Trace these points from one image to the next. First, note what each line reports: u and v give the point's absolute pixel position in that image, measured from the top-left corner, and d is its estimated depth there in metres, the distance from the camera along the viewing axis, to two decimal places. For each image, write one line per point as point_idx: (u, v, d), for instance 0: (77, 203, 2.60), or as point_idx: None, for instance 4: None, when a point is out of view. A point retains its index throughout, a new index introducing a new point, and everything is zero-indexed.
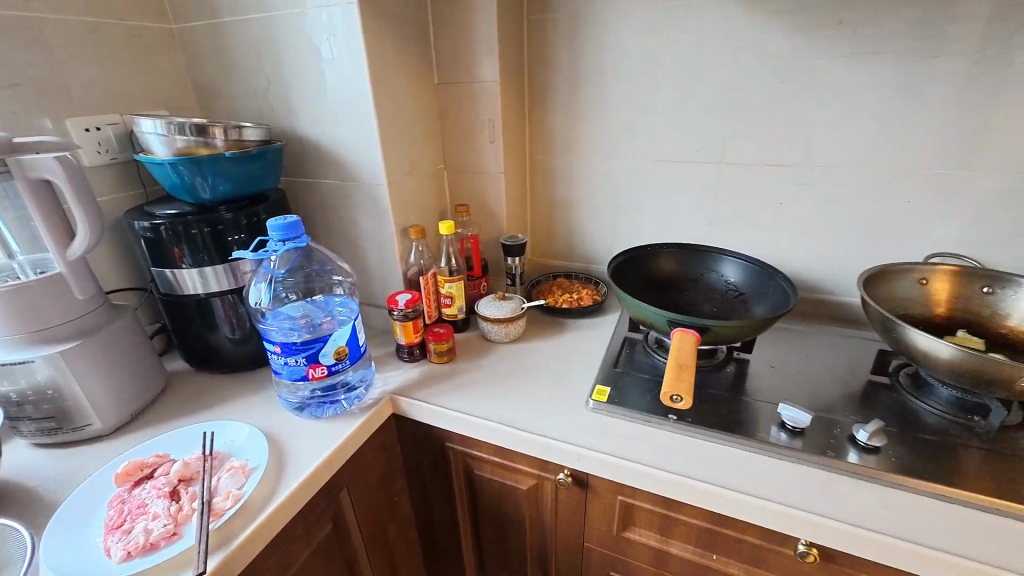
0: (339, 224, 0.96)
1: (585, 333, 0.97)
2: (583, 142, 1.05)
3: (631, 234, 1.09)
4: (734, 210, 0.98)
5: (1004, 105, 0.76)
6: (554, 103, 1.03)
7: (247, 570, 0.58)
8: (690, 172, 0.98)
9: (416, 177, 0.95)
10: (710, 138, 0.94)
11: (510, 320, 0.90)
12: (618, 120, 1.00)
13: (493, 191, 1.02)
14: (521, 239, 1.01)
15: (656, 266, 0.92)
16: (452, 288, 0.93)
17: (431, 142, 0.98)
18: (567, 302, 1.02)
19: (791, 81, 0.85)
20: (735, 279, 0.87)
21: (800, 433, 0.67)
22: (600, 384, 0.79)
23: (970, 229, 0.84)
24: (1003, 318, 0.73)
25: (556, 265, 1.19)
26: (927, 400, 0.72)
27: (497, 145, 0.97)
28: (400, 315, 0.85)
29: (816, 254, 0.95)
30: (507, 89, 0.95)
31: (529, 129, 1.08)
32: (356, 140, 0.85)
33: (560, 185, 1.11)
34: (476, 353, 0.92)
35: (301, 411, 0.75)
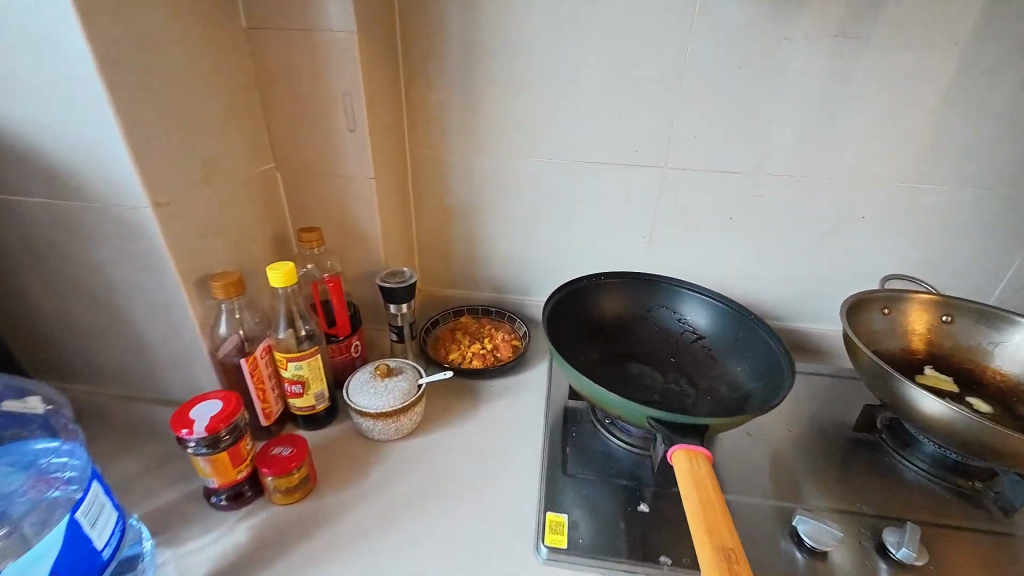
0: (65, 276, 0.52)
1: (510, 403, 0.70)
2: (486, 133, 0.75)
3: (553, 256, 0.84)
4: (678, 226, 0.79)
5: (969, 110, 0.66)
6: (443, 75, 0.72)
7: None
8: (626, 178, 0.76)
9: (220, 189, 0.56)
10: (651, 136, 0.73)
11: (401, 411, 0.59)
12: (533, 106, 0.73)
13: (361, 205, 0.67)
14: (409, 276, 0.69)
15: (598, 306, 0.69)
16: (302, 370, 0.57)
17: (244, 127, 0.59)
18: (480, 358, 0.75)
19: (752, 66, 0.66)
20: (696, 320, 0.68)
21: (819, 552, 0.50)
22: (550, 511, 0.53)
23: (918, 246, 0.76)
24: (973, 354, 0.65)
25: (457, 296, 0.90)
26: (919, 462, 0.61)
27: (360, 137, 0.62)
28: (201, 446, 0.47)
29: (764, 276, 0.81)
30: (369, 47, 0.60)
31: (407, 111, 0.75)
32: (66, 125, 0.44)
33: (457, 191, 0.81)
34: (351, 467, 0.59)
35: None
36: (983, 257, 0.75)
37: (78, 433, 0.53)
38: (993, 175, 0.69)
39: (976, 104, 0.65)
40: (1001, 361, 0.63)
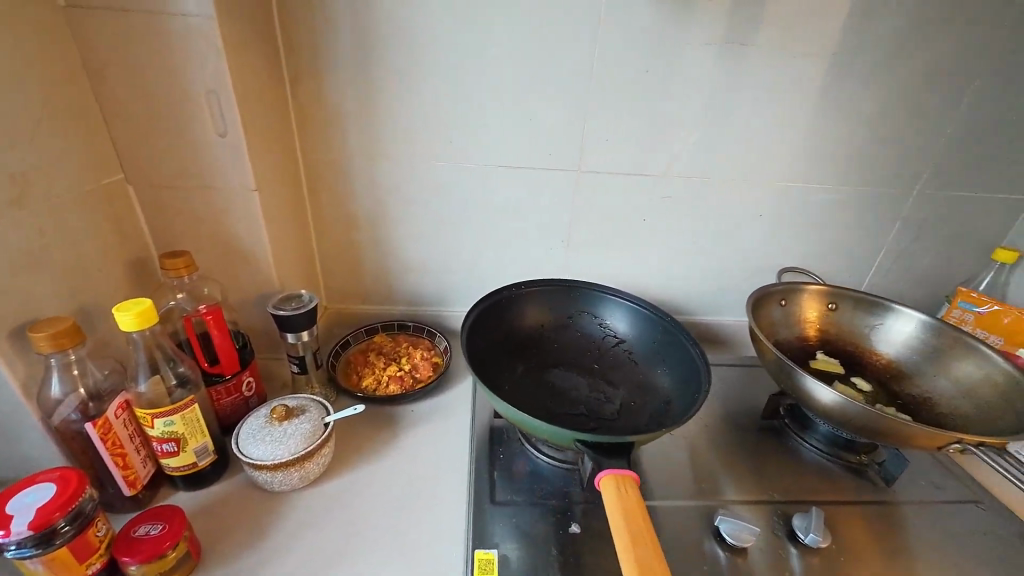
0: None
1: (432, 428, 0.65)
2: (388, 135, 0.69)
3: (471, 264, 0.80)
4: (595, 229, 0.78)
5: (845, 116, 0.72)
6: (334, 69, 0.64)
7: None
8: (541, 182, 0.74)
9: (40, 211, 0.44)
10: (563, 139, 0.71)
11: (305, 458, 0.52)
12: (436, 106, 0.68)
13: (242, 221, 0.58)
14: (308, 299, 0.61)
15: (519, 316, 0.67)
16: (174, 426, 0.48)
17: (72, 131, 0.48)
18: (396, 382, 0.69)
19: (658, 70, 0.67)
20: (616, 324, 0.68)
21: (738, 548, 0.52)
22: (479, 548, 0.49)
23: (806, 241, 0.82)
24: (857, 336, 0.71)
25: (369, 312, 0.82)
26: (818, 444, 0.66)
27: (234, 143, 0.53)
28: (28, 548, 0.37)
29: (677, 275, 0.84)
30: (238, 38, 0.51)
31: (295, 111, 0.66)
32: None
33: (360, 198, 0.74)
34: (247, 528, 0.51)
35: None
36: (857, 249, 0.83)
37: None
38: (864, 175, 0.76)
39: (850, 111, 0.71)
40: (879, 342, 0.70)
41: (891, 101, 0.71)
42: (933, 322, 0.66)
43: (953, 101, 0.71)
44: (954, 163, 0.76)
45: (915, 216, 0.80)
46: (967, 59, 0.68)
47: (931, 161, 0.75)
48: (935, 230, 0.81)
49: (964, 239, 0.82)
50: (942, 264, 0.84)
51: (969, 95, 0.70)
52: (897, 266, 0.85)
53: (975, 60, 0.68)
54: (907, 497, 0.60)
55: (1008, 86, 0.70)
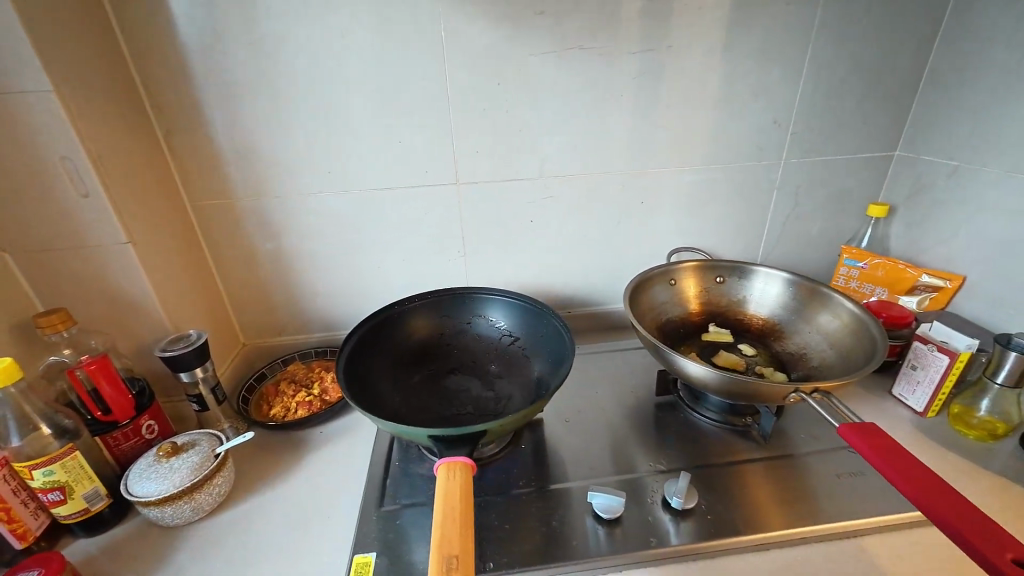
0: None
1: (337, 447, 0.67)
2: (270, 174, 0.73)
3: (375, 285, 0.83)
4: (487, 236, 0.82)
5: (699, 101, 0.76)
6: (205, 121, 0.68)
7: None
8: (426, 199, 0.78)
9: None
10: (437, 156, 0.75)
11: (192, 489, 0.54)
12: (310, 142, 0.72)
13: (121, 273, 0.61)
14: (196, 338, 0.64)
15: (408, 329, 0.70)
16: (55, 475, 0.50)
17: None
18: (304, 406, 0.71)
19: (511, 82, 0.71)
20: (504, 322, 0.71)
21: (617, 521, 0.54)
22: (360, 552, 0.51)
23: (693, 221, 0.86)
24: (740, 304, 0.75)
25: (285, 343, 0.85)
26: (706, 412, 0.69)
27: (98, 202, 0.57)
28: None
29: (578, 269, 0.87)
30: (88, 105, 0.55)
31: (174, 163, 0.70)
32: None
33: (256, 236, 0.77)
34: (138, 567, 0.52)
35: None
36: (743, 222, 0.87)
37: None
38: (730, 153, 0.81)
39: (700, 96, 0.76)
40: (761, 307, 0.74)
41: (736, 81, 0.75)
42: (803, 280, 0.70)
43: (793, 74, 0.76)
44: (811, 130, 0.80)
45: (790, 184, 0.84)
46: (796, 35, 0.73)
47: (789, 132, 0.80)
48: (812, 196, 0.85)
49: (841, 199, 0.86)
50: (827, 226, 0.88)
51: (808, 67, 0.75)
52: (786, 233, 0.89)
53: (803, 35, 0.73)
54: (790, 450, 0.63)
55: (841, 54, 0.75)
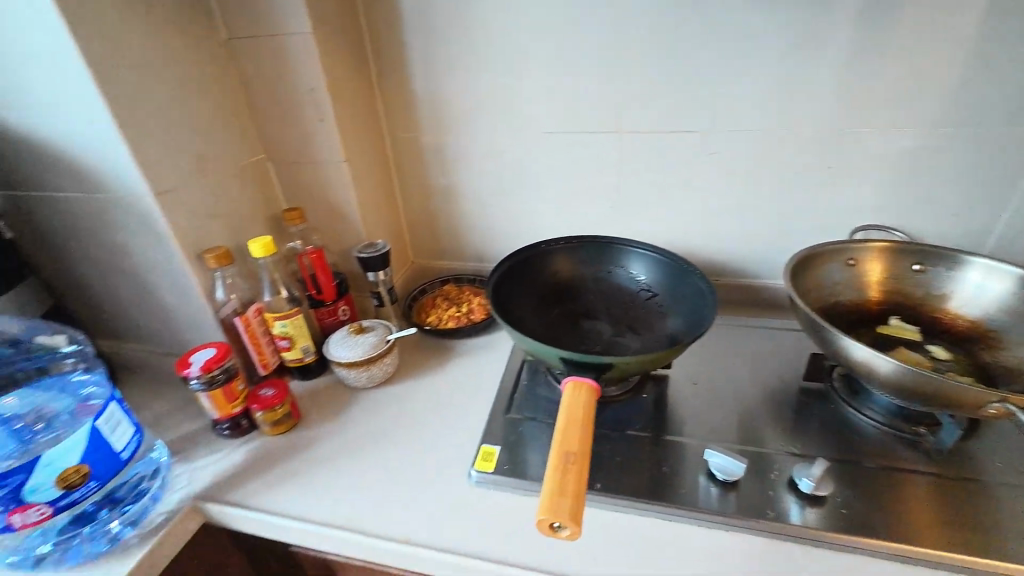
0: (103, 253, 0.65)
1: (476, 359, 0.77)
2: (451, 111, 0.81)
3: (525, 225, 0.89)
4: (640, 189, 0.81)
5: (938, 46, 0.62)
6: (406, 62, 0.78)
7: None
8: (585, 145, 0.79)
9: (213, 179, 0.67)
10: (604, 102, 0.75)
11: (370, 361, 0.69)
12: (488, 83, 0.77)
13: (338, 186, 0.76)
14: (382, 246, 0.77)
15: (550, 269, 0.73)
16: (287, 328, 0.68)
17: (234, 126, 0.70)
18: (454, 320, 0.82)
19: (695, 23, 0.67)
20: (643, 276, 0.71)
21: (733, 485, 0.53)
22: (487, 443, 0.60)
23: (895, 195, 0.72)
24: (940, 300, 0.63)
25: (443, 266, 0.97)
26: (866, 409, 0.61)
27: (330, 126, 0.71)
28: (202, 383, 0.60)
29: (734, 236, 0.81)
30: (330, 45, 0.69)
31: (380, 98, 0.82)
32: (89, 132, 0.56)
33: (433, 169, 0.87)
34: (330, 409, 0.69)
35: (41, 564, 0.50)
36: (970, 204, 0.70)
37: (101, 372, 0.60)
38: (973, 112, 0.64)
39: (943, 38, 0.61)
40: (968, 307, 0.61)
41: (1005, 19, 0.59)
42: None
43: None
44: None
45: None
46: None
47: None
48: None
49: None
50: None
51: None
52: None
53: None
54: (974, 476, 0.53)
55: None
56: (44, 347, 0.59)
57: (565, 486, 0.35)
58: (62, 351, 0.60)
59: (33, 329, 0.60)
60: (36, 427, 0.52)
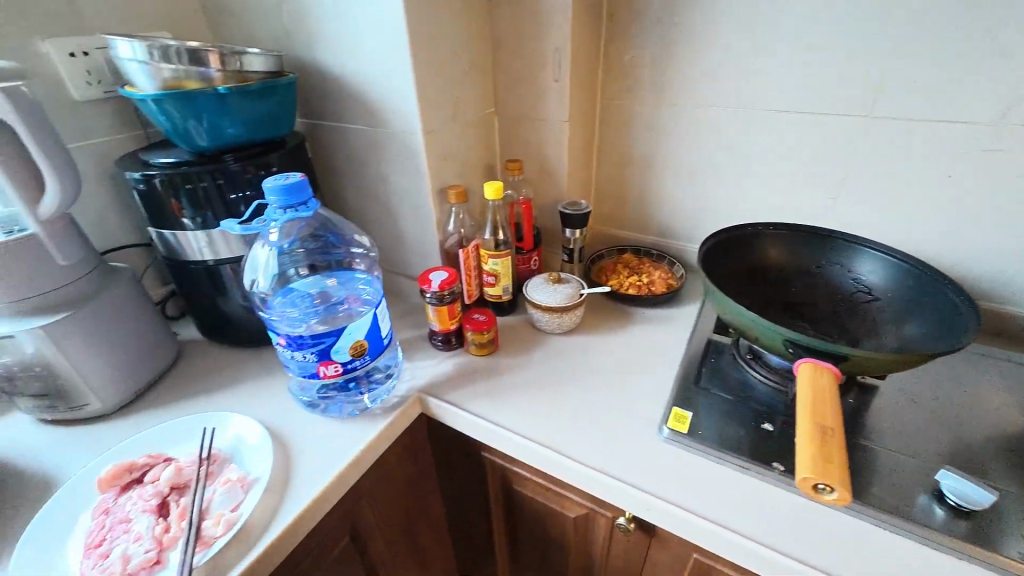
0: (366, 179, 0.79)
1: (656, 329, 0.79)
2: (673, 80, 0.80)
3: (722, 206, 0.86)
4: (875, 182, 0.73)
5: None
6: (638, 27, 0.79)
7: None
8: (820, 128, 0.73)
9: (459, 125, 0.76)
10: (858, 82, 0.68)
11: (564, 309, 0.74)
12: (722, 53, 0.74)
13: (554, 144, 0.81)
14: (584, 207, 0.82)
15: (759, 254, 0.70)
16: (497, 266, 0.77)
17: (479, 79, 0.78)
18: (635, 287, 0.84)
19: None
20: (869, 278, 0.65)
21: (962, 512, 0.49)
22: (677, 406, 0.62)
23: None
24: None
25: (621, 235, 0.99)
26: None
27: (563, 86, 0.76)
28: (434, 298, 0.70)
29: (988, 250, 0.70)
30: (580, 6, 0.71)
31: (603, 62, 0.84)
32: (386, 76, 0.67)
33: (637, 137, 0.88)
34: (521, 344, 0.77)
35: (317, 408, 0.64)
36: None
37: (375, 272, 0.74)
38: None
39: None
40: None
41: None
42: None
43: None
44: None
45: None
46: None
47: None
48: None
49: None
50: None
51: None
52: None
53: None
54: None
55: None
56: (344, 247, 0.75)
57: (812, 454, 0.37)
58: (354, 250, 0.75)
59: (343, 231, 0.75)
60: (338, 305, 0.67)
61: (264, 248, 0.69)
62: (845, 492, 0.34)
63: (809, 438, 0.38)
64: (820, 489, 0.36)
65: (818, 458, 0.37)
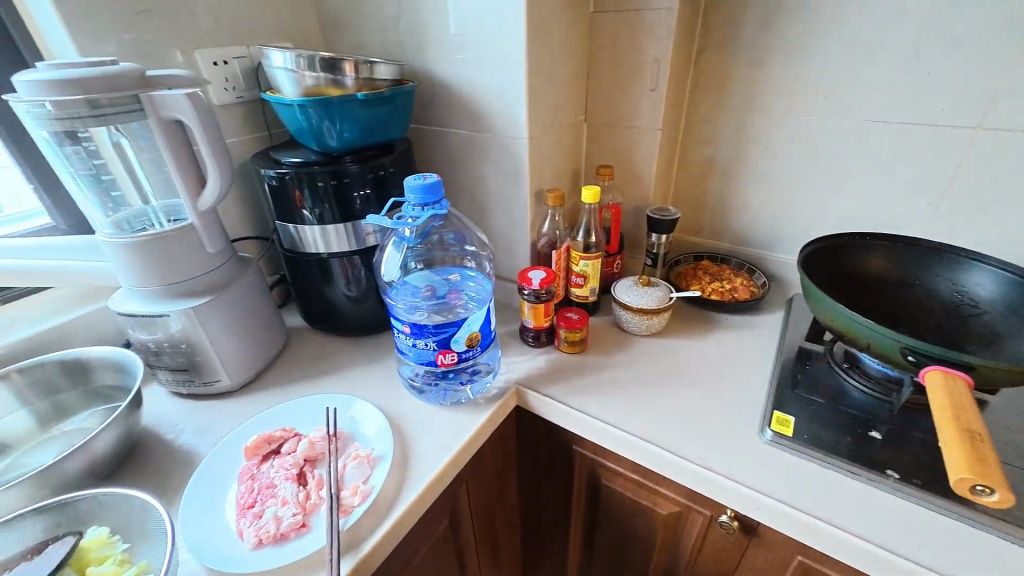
0: (463, 181, 0.84)
1: (742, 335, 0.79)
2: (766, 90, 0.81)
3: (808, 215, 0.86)
4: (982, 196, 0.71)
5: None
6: (734, 39, 0.80)
7: (386, 559, 0.56)
8: (923, 140, 0.72)
9: (556, 130, 0.79)
10: (968, 95, 0.67)
11: (653, 313, 0.76)
12: (822, 64, 0.75)
13: (644, 150, 0.83)
14: (671, 213, 0.83)
15: (855, 264, 0.70)
16: (587, 267, 0.79)
17: (575, 88, 0.81)
18: (718, 293, 0.85)
19: None
20: (978, 291, 0.64)
21: None
22: (777, 410, 0.63)
23: None
24: None
25: (698, 242, 1.00)
26: None
27: (659, 95, 0.78)
28: (531, 295, 0.73)
29: None
30: (682, 18, 0.74)
31: (693, 71, 0.86)
32: (497, 84, 0.71)
33: (723, 146, 0.89)
34: (607, 344, 0.79)
35: (422, 394, 0.68)
36: None
37: (490, 270, 0.78)
38: None
39: None
40: None
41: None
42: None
43: None
44: None
45: None
46: None
47: None
48: None
49: None
50: None
51: None
52: None
53: None
54: None
55: None
56: (462, 245, 0.80)
57: (955, 458, 0.38)
58: (468, 249, 0.80)
59: (460, 232, 0.81)
60: (457, 298, 0.71)
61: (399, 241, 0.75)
62: (1011, 496, 0.35)
63: (956, 442, 0.39)
64: (980, 492, 0.37)
65: (969, 462, 0.38)
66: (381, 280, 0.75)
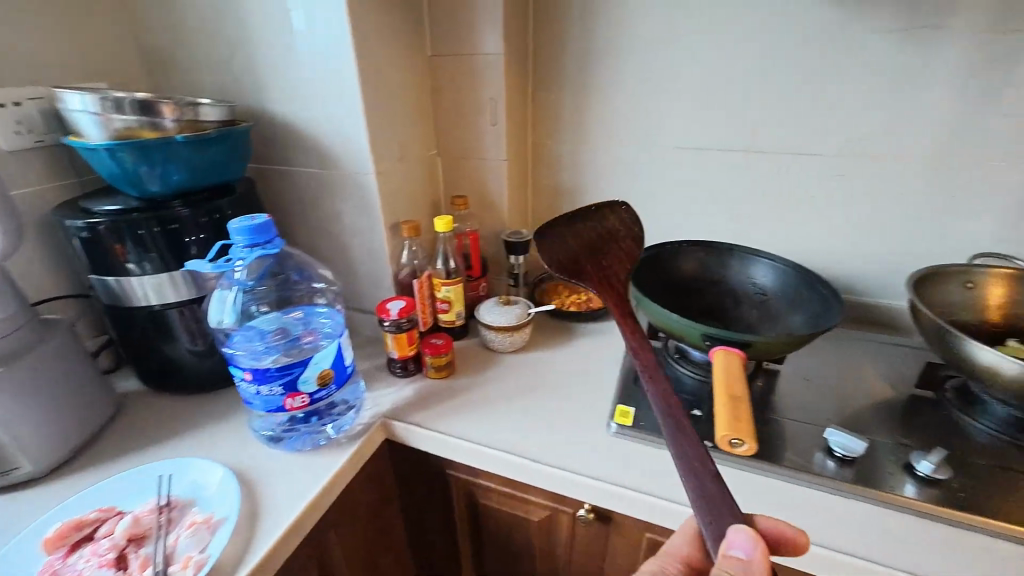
0: (318, 218, 0.83)
1: (597, 340, 0.87)
2: (593, 124, 0.93)
3: (643, 229, 0.99)
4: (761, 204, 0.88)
5: None
6: (560, 80, 0.92)
7: None
8: (713, 162, 0.88)
9: (406, 165, 0.82)
10: (737, 126, 0.84)
11: (513, 329, 0.82)
12: (631, 102, 0.89)
13: (494, 180, 0.90)
14: (526, 234, 0.90)
15: (675, 268, 0.81)
16: (450, 292, 0.83)
17: (423, 124, 0.86)
18: (575, 305, 0.93)
19: (837, 58, 0.75)
20: (763, 280, 0.78)
21: (850, 463, 0.59)
22: (620, 403, 0.70)
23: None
24: None
25: None
26: (981, 418, 0.65)
27: (500, 130, 0.85)
28: (393, 326, 0.74)
29: (848, 254, 0.87)
30: (510, 62, 0.83)
31: (531, 108, 0.96)
32: (338, 122, 0.72)
33: (566, 173, 1.00)
34: (476, 365, 0.82)
35: (278, 442, 0.65)
36: None
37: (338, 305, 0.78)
38: None
39: None
40: None
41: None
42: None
43: None
44: None
45: None
46: None
47: None
48: None
49: None
50: None
51: None
52: None
53: None
54: None
55: None
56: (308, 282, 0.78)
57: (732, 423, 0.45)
58: (315, 286, 0.79)
59: (306, 268, 0.79)
60: (301, 338, 0.69)
61: (230, 287, 0.70)
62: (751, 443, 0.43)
63: (721, 403, 0.47)
64: (734, 444, 0.45)
65: (730, 420, 0.46)
66: (212, 326, 0.70)
